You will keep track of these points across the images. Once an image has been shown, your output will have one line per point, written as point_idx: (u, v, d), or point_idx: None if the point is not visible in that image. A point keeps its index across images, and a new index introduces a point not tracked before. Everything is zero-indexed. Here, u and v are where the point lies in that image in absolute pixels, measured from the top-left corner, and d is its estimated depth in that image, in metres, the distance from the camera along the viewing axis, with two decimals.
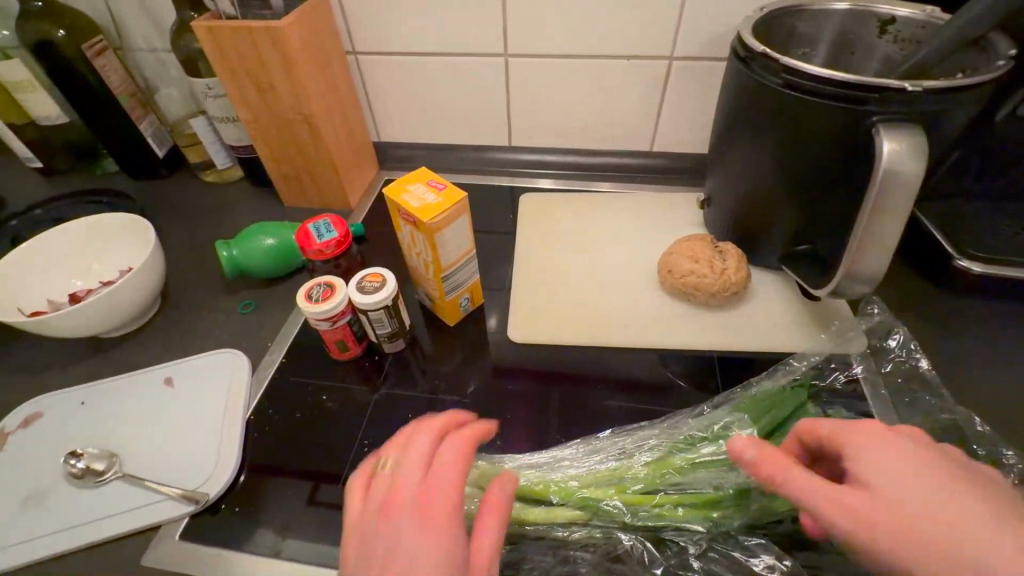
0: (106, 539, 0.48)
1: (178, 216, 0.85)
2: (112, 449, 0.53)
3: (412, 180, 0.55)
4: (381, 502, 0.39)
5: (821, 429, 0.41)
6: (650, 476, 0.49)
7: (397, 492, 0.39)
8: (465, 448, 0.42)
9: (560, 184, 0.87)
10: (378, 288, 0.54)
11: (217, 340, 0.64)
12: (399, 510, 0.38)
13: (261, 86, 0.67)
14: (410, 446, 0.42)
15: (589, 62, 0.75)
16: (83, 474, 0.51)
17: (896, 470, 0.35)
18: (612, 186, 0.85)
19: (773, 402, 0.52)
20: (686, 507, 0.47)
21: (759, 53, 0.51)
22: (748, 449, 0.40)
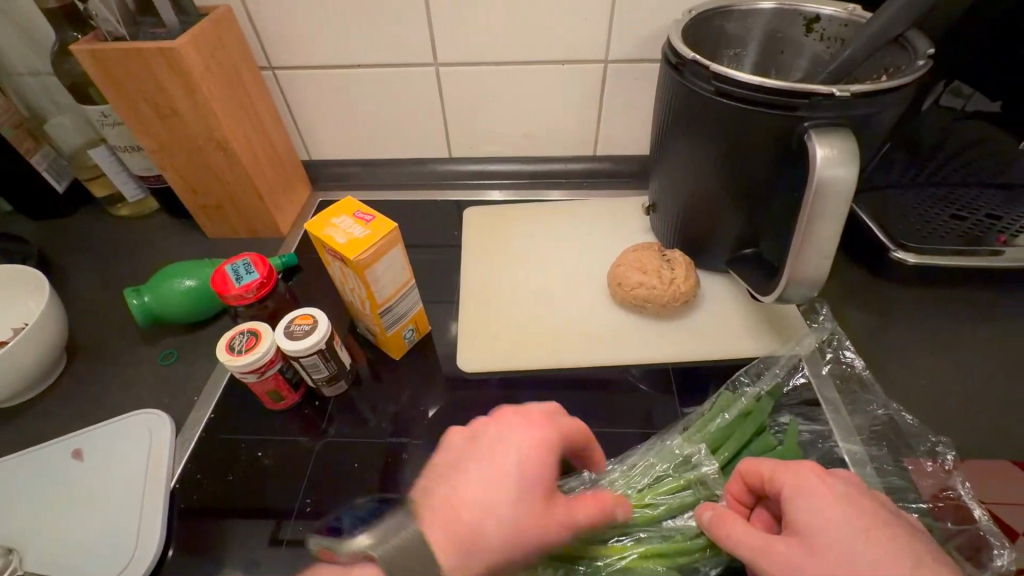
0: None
1: (87, 257, 0.76)
2: (9, 542, 0.47)
3: (337, 211, 0.50)
4: (478, 454, 0.41)
5: (762, 470, 0.42)
6: (615, 524, 0.47)
7: (490, 456, 0.41)
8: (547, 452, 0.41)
9: (506, 194, 0.84)
10: (308, 331, 0.50)
11: (136, 398, 0.58)
12: (491, 474, 0.40)
13: (163, 112, 0.61)
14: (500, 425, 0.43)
15: (525, 68, 0.72)
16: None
17: (826, 522, 0.37)
18: (559, 194, 0.83)
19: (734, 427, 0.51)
20: (653, 553, 0.45)
21: (689, 60, 0.50)
22: (706, 513, 0.43)
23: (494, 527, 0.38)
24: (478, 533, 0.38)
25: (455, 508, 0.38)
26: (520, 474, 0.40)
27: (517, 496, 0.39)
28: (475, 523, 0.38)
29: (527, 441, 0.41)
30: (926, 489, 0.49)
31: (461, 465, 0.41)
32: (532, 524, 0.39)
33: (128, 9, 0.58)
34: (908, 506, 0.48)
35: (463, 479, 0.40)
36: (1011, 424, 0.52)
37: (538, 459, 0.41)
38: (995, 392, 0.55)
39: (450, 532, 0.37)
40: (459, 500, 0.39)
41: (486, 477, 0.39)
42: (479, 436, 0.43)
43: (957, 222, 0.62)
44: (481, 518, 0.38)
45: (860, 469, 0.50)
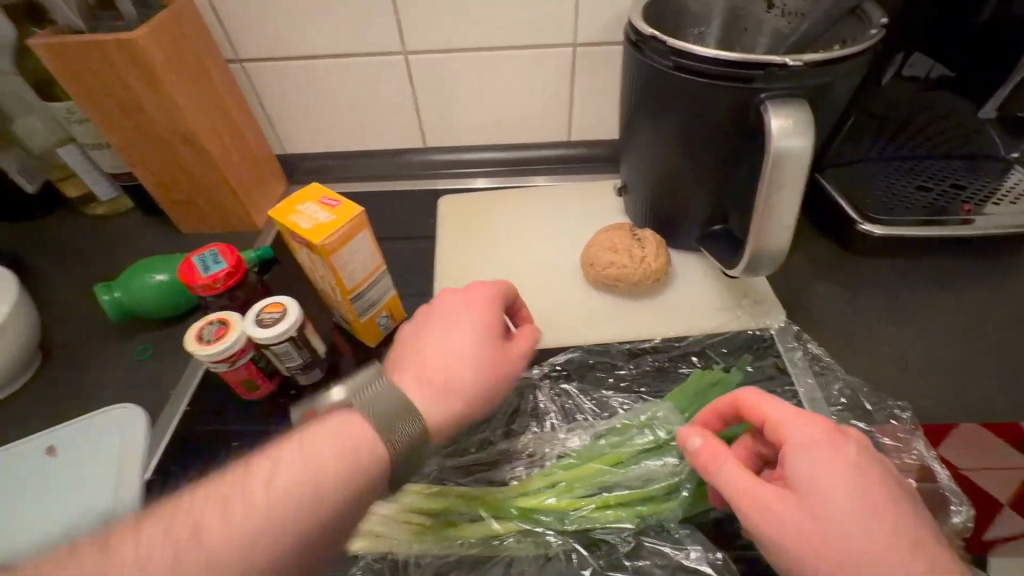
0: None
1: (61, 258, 0.76)
2: None
3: (302, 198, 0.50)
4: (434, 317, 0.46)
5: (769, 414, 0.41)
6: (583, 480, 0.48)
7: (445, 316, 0.45)
8: (489, 300, 0.47)
9: (490, 181, 0.84)
10: (277, 319, 0.50)
11: (111, 393, 0.58)
12: (445, 330, 0.44)
13: (128, 107, 0.61)
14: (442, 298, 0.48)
15: (492, 54, 0.73)
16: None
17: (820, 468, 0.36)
18: (538, 179, 0.84)
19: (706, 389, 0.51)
20: (618, 508, 0.47)
21: (648, 37, 0.50)
22: (695, 441, 0.42)
23: (465, 372, 0.42)
24: (450, 381, 0.41)
25: (424, 359, 0.42)
26: (478, 327, 0.44)
27: (477, 339, 0.44)
28: (445, 364, 0.42)
29: (481, 299, 0.47)
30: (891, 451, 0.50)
31: (422, 329, 0.45)
32: (498, 364, 0.44)
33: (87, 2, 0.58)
34: None
35: (433, 338, 0.44)
36: (975, 386, 0.53)
37: (489, 310, 0.46)
38: (960, 356, 0.56)
39: (430, 383, 0.41)
40: (435, 357, 0.42)
41: (449, 332, 0.44)
42: (431, 307, 0.47)
43: (921, 193, 0.63)
44: (449, 365, 0.42)
45: None
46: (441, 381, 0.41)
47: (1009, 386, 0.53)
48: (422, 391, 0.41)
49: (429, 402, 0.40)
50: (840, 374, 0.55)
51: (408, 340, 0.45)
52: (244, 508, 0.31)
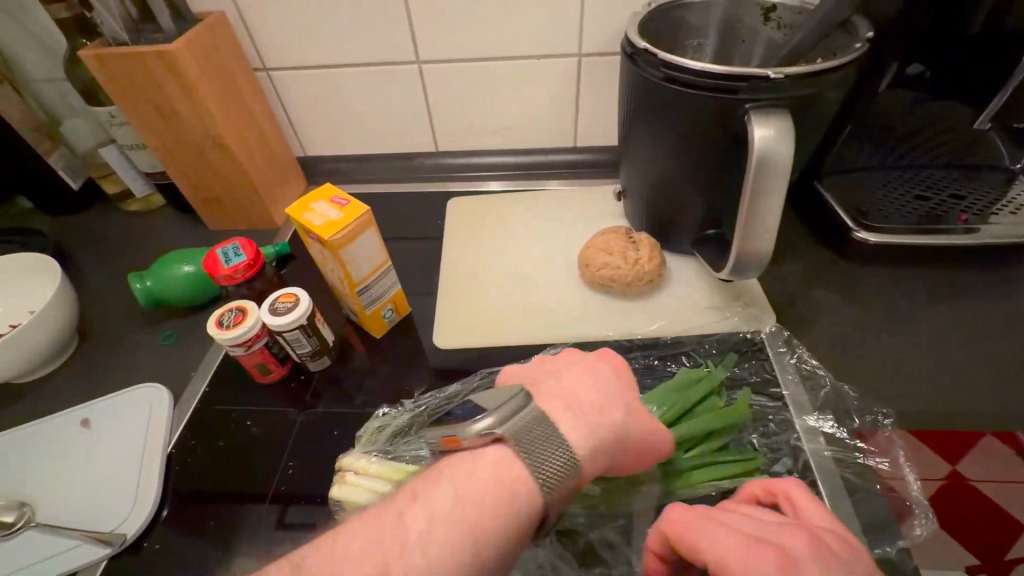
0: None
1: (99, 249, 0.82)
2: (22, 499, 0.52)
3: (316, 197, 0.54)
4: (565, 366, 0.41)
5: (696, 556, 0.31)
6: None
7: (581, 368, 0.41)
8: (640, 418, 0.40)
9: (503, 185, 0.87)
10: (289, 310, 0.54)
11: (139, 374, 0.63)
12: (589, 379, 0.40)
13: (164, 113, 0.66)
14: (607, 366, 0.42)
15: (501, 63, 0.76)
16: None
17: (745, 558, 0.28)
18: (554, 183, 0.86)
19: (691, 383, 0.53)
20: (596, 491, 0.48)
21: (642, 50, 0.53)
22: None
23: (618, 413, 0.38)
24: (595, 414, 0.37)
25: (574, 393, 0.38)
26: (624, 388, 0.40)
27: (620, 405, 0.39)
28: (592, 419, 0.37)
29: (615, 366, 0.43)
30: (869, 456, 0.51)
31: (559, 375, 0.40)
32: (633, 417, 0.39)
33: (131, 16, 0.63)
34: (847, 465, 0.50)
35: (586, 387, 0.39)
36: (963, 394, 0.54)
37: (616, 377, 0.41)
38: (950, 363, 0.56)
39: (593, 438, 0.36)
40: (604, 409, 0.38)
41: (582, 379, 0.40)
42: (566, 360, 0.43)
43: (920, 202, 0.64)
44: (589, 403, 0.38)
45: (810, 440, 0.51)
46: (610, 434, 0.37)
47: (998, 395, 0.53)
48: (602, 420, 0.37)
49: (594, 452, 0.36)
50: (827, 379, 0.55)
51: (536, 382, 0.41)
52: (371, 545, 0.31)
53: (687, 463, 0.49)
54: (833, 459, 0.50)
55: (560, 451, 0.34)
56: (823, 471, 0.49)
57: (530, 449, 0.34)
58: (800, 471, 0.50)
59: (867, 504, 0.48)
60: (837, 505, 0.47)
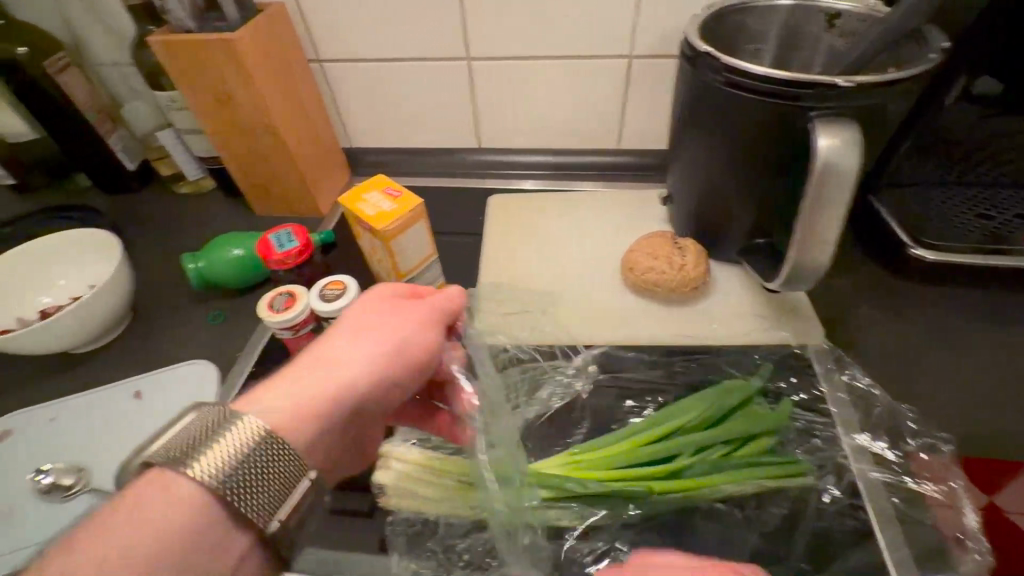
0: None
1: (151, 229, 0.85)
2: (79, 464, 0.55)
3: (367, 188, 0.55)
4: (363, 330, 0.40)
5: None
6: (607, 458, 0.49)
7: (348, 335, 0.39)
8: (388, 363, 0.39)
9: (536, 184, 0.87)
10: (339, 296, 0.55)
11: (187, 351, 0.65)
12: (371, 347, 0.39)
13: (221, 99, 0.68)
14: (377, 312, 0.41)
15: (549, 63, 0.76)
16: (48, 489, 0.52)
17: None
18: (586, 184, 0.86)
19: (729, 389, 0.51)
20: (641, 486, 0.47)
21: (701, 53, 0.52)
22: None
23: (364, 369, 0.37)
24: (319, 383, 0.36)
25: (333, 365, 0.37)
26: (381, 350, 0.39)
27: (377, 364, 0.38)
28: (320, 387, 0.36)
29: (385, 318, 0.41)
30: (925, 483, 0.49)
31: (325, 343, 0.39)
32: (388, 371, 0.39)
33: (197, 5, 0.65)
34: (898, 490, 0.48)
35: (340, 349, 0.38)
36: None
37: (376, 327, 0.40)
38: None
39: (318, 398, 0.35)
40: (323, 372, 0.36)
41: (337, 345, 0.38)
42: (348, 316, 0.41)
43: (984, 222, 0.60)
44: (339, 366, 0.37)
45: (858, 460, 0.49)
46: (324, 396, 0.35)
47: None
48: (301, 389, 0.35)
49: (303, 423, 0.34)
50: (881, 399, 0.54)
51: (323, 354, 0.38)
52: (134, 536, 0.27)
53: (732, 467, 0.49)
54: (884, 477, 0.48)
55: (257, 443, 0.31)
56: (874, 491, 0.47)
57: (202, 454, 0.30)
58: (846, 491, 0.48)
59: (918, 531, 0.46)
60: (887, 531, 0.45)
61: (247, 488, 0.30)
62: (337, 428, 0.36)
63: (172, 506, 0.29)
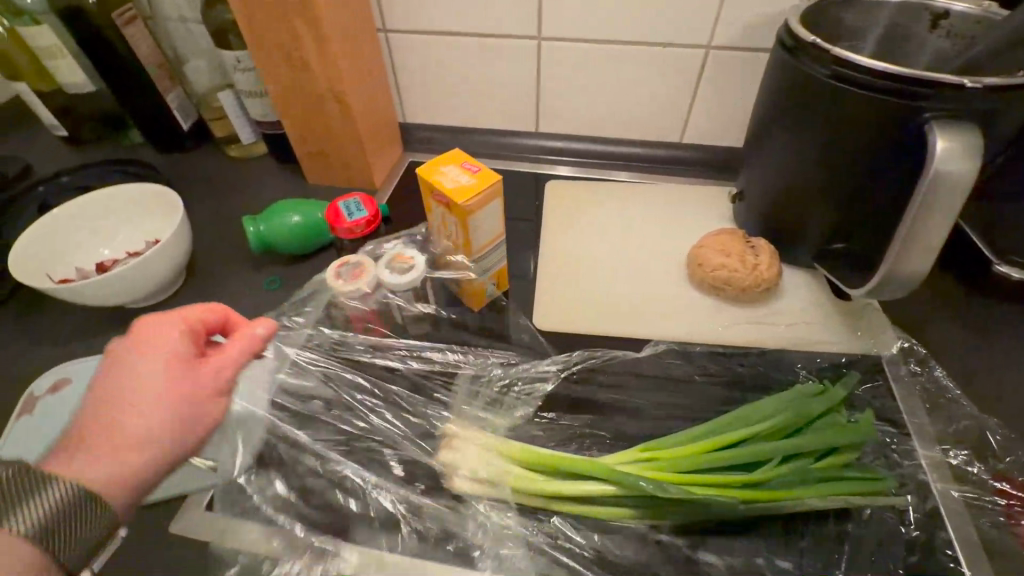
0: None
1: (203, 190, 0.85)
2: None
3: (445, 160, 0.54)
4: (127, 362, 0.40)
5: None
6: (682, 458, 0.46)
7: (142, 355, 0.40)
8: (176, 380, 0.40)
9: (572, 170, 0.85)
10: (406, 271, 0.54)
11: (243, 315, 0.64)
12: (177, 387, 0.40)
13: (293, 61, 0.67)
14: (168, 334, 0.42)
15: (621, 48, 0.74)
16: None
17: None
18: (623, 175, 0.84)
19: (808, 395, 0.49)
20: (723, 489, 0.44)
21: (807, 43, 0.50)
22: None
23: (160, 414, 0.38)
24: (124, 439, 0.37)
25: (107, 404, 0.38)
26: (181, 381, 0.40)
27: (168, 406, 0.39)
28: (134, 438, 0.37)
29: (175, 348, 0.41)
30: (1012, 502, 0.46)
31: (120, 367, 0.40)
32: (192, 402, 0.40)
33: None
34: (985, 513, 0.46)
35: (131, 386, 0.38)
36: None
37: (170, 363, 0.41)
38: None
39: (131, 448, 0.37)
40: (141, 418, 0.38)
41: (125, 376, 0.39)
42: (139, 339, 0.41)
43: None
44: (124, 409, 0.38)
45: (939, 478, 0.47)
46: (106, 434, 0.37)
47: None
48: (106, 433, 0.37)
49: (101, 459, 0.36)
50: (968, 412, 0.51)
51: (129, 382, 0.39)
52: None
53: (818, 475, 0.45)
54: (965, 498, 0.46)
55: (43, 493, 0.32)
56: (953, 513, 0.45)
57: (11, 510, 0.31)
58: (928, 509, 0.46)
59: (1007, 560, 0.43)
60: (973, 557, 0.43)
61: (67, 528, 0.33)
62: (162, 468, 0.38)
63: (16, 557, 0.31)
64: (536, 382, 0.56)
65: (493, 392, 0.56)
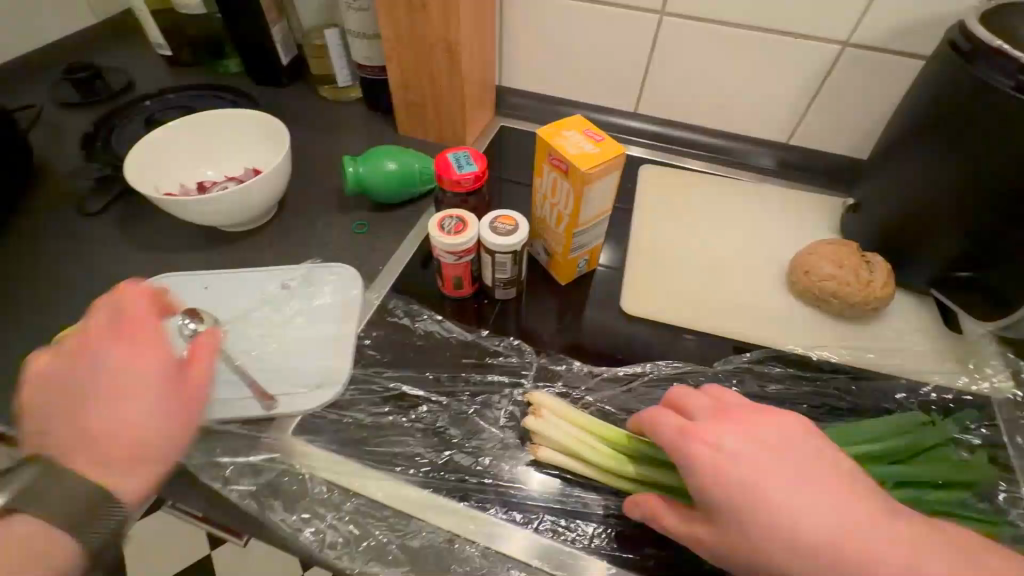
0: (215, 421, 0.47)
1: (296, 127, 0.85)
2: (219, 319, 0.55)
3: (568, 125, 0.52)
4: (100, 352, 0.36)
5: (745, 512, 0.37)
6: None
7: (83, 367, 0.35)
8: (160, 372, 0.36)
9: (642, 151, 0.83)
10: (508, 232, 0.53)
11: (332, 253, 0.65)
12: (153, 378, 0.35)
13: (415, 4, 0.65)
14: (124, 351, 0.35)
15: (750, 34, 0.69)
16: (193, 335, 0.52)
17: (742, 444, 0.39)
18: (695, 163, 0.82)
19: (922, 424, 0.47)
20: None
21: (991, 48, 0.46)
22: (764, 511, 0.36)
23: (140, 416, 0.34)
24: (99, 439, 0.33)
25: (80, 394, 0.34)
26: (162, 381, 0.36)
27: (151, 410, 0.35)
28: (111, 435, 0.33)
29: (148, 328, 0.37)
30: None
31: (94, 360, 0.35)
32: (160, 402, 0.35)
33: None
34: None
35: (51, 417, 0.34)
36: None
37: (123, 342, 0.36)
38: None
39: (132, 444, 0.34)
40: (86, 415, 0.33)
41: (132, 372, 0.35)
42: (79, 350, 0.35)
43: None
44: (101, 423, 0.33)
45: None
46: (124, 448, 0.33)
47: None
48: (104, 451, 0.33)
49: (105, 465, 0.33)
50: None
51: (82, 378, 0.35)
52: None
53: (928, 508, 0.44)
54: None
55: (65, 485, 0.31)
56: None
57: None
58: None
59: None
60: None
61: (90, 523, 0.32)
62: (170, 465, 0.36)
63: (52, 558, 0.31)
64: (619, 382, 0.54)
65: (572, 380, 0.54)
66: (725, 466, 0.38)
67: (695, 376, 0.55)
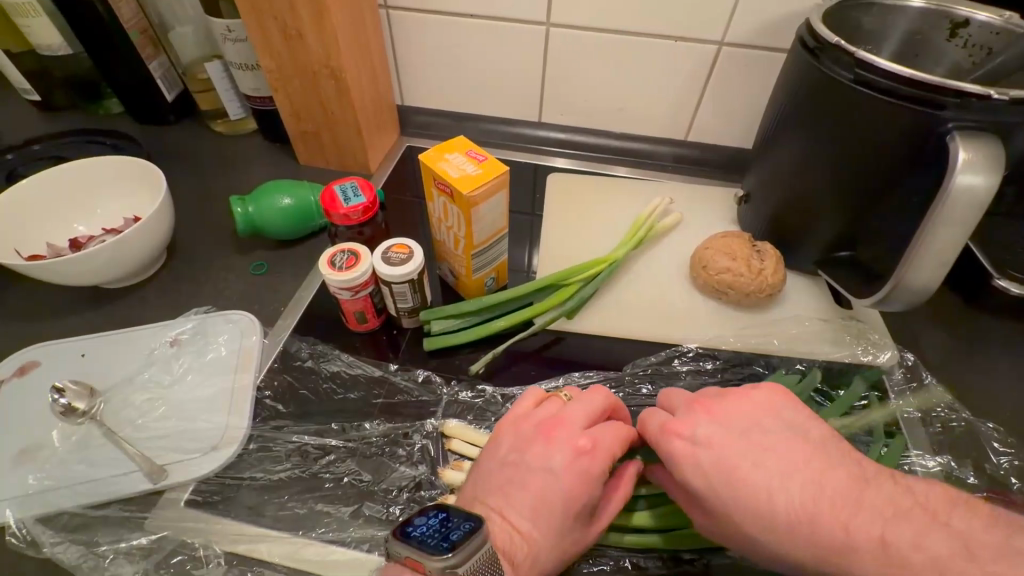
0: (90, 506, 0.45)
1: (187, 166, 0.81)
2: (95, 388, 0.49)
3: (450, 148, 0.52)
4: (529, 478, 0.40)
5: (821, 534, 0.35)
6: None
7: (536, 483, 0.40)
8: (573, 457, 0.40)
9: (570, 163, 0.84)
10: (479, 542, 0.34)
11: (224, 299, 0.60)
12: (539, 492, 0.40)
13: (290, 34, 0.63)
14: (546, 452, 0.41)
15: (632, 39, 0.71)
16: (66, 411, 0.48)
17: (875, 535, 0.34)
18: (623, 170, 0.82)
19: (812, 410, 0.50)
20: None
21: (830, 45, 0.49)
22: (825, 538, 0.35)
23: (526, 511, 0.39)
24: (520, 540, 0.38)
25: (508, 519, 0.39)
26: (549, 503, 0.39)
27: (545, 520, 0.39)
28: (546, 506, 0.39)
29: (526, 511, 0.39)
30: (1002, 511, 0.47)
31: (513, 493, 0.40)
32: (566, 498, 0.39)
33: None
34: None
35: (530, 520, 0.39)
36: None
37: (539, 526, 0.39)
38: None
39: (518, 541, 0.38)
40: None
41: (521, 502, 0.40)
42: (529, 458, 0.41)
43: None
44: (513, 519, 0.39)
45: None
46: (522, 545, 0.38)
47: None
48: None
49: (534, 520, 0.39)
50: (963, 417, 0.52)
51: (508, 495, 0.40)
52: (526, 526, 0.39)
53: None
54: None
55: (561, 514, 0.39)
56: None
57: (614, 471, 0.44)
58: None
59: None
60: None
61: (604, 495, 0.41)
62: (566, 520, 0.39)
63: (546, 509, 0.39)
64: None
65: (483, 409, 0.53)
66: (804, 516, 0.36)
67: (607, 384, 0.56)
